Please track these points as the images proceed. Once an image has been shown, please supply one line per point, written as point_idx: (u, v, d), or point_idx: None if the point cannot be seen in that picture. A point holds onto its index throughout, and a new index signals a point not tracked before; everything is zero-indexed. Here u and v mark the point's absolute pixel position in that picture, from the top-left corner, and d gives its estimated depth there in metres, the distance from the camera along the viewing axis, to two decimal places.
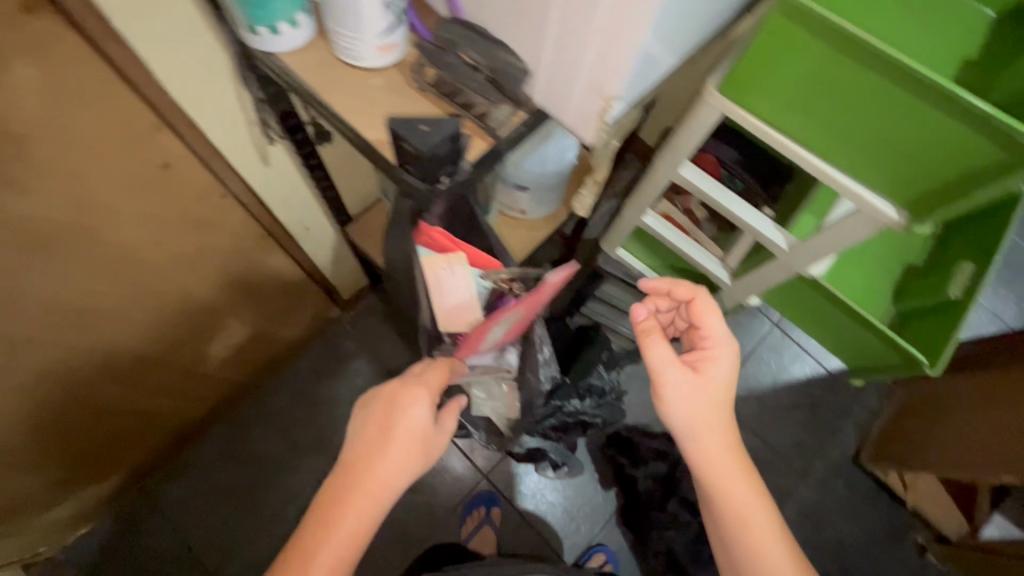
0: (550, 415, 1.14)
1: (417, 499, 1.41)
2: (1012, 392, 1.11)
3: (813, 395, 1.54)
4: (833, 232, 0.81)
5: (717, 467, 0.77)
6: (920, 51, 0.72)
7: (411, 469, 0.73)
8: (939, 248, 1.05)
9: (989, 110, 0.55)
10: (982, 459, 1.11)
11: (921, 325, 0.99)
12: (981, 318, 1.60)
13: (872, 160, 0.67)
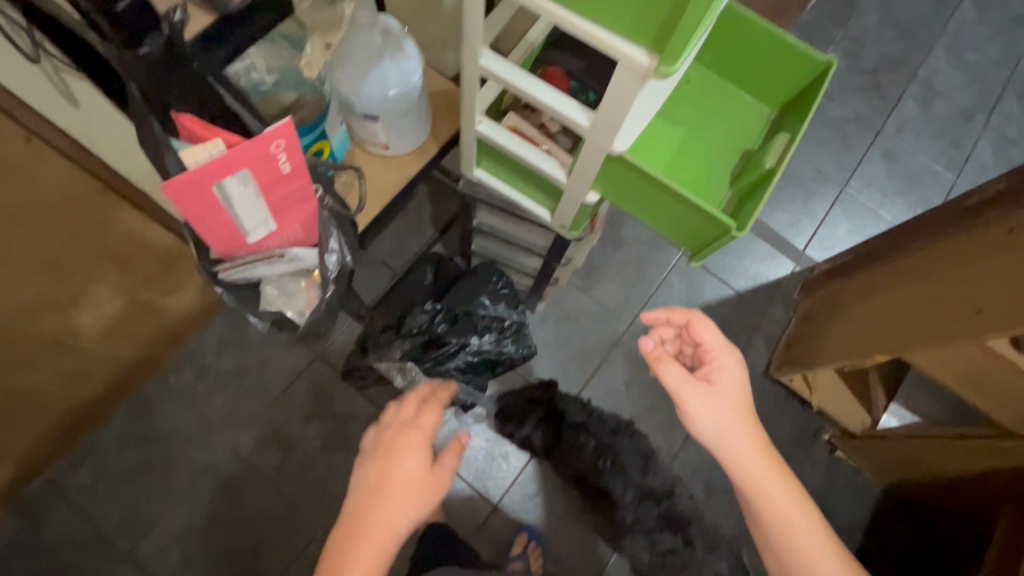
0: (450, 354, 1.18)
1: (338, 458, 1.35)
2: (890, 284, 1.21)
3: (723, 314, 1.63)
4: (611, 107, 0.61)
5: (754, 469, 0.80)
6: None
7: (417, 516, 0.73)
8: (772, 129, 0.89)
9: None
10: (863, 346, 1.20)
11: (745, 207, 0.79)
12: (855, 230, 1.79)
13: (619, 15, 0.52)
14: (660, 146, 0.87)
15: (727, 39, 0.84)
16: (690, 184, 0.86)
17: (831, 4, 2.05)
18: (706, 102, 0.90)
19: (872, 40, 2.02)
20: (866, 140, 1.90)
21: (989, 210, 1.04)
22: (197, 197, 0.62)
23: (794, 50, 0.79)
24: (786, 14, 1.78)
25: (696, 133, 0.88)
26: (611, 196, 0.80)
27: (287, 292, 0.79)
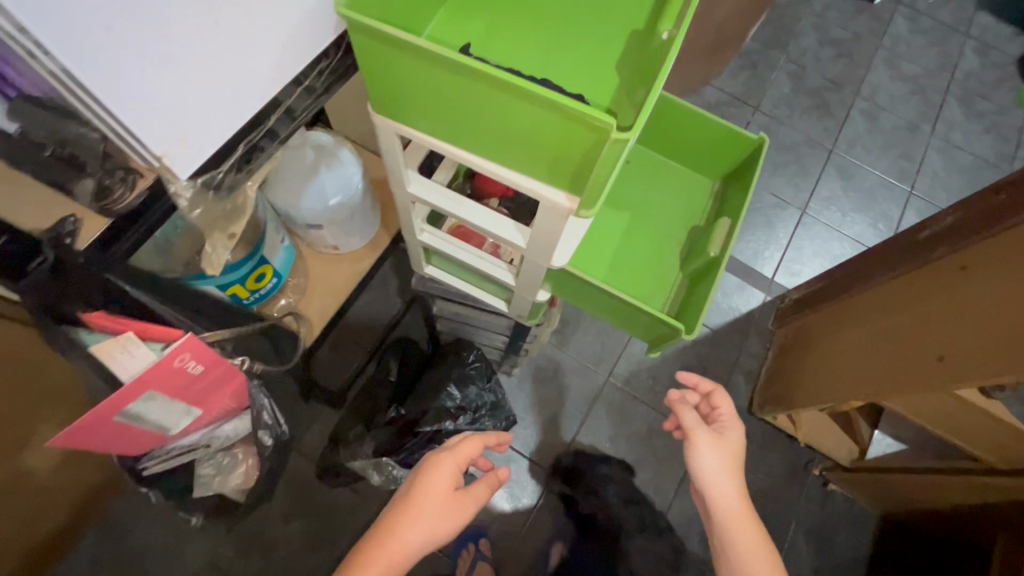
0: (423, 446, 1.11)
1: (321, 558, 1.28)
2: (859, 320, 1.21)
3: (700, 353, 1.62)
4: (543, 230, 0.59)
5: (735, 529, 0.80)
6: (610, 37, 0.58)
7: (435, 541, 0.75)
8: (717, 203, 0.89)
9: (567, 102, 0.41)
10: (839, 386, 1.20)
11: (696, 294, 0.79)
12: (819, 252, 1.81)
13: (531, 165, 0.50)
14: (608, 233, 0.87)
15: (662, 125, 0.85)
16: (640, 270, 0.85)
17: (770, 31, 2.10)
18: (649, 182, 0.90)
19: (813, 61, 2.07)
20: (820, 160, 1.93)
21: (934, 246, 1.06)
22: (102, 424, 0.63)
23: (727, 134, 0.80)
24: (729, 47, 1.81)
25: (642, 216, 0.88)
26: (566, 295, 0.80)
27: (220, 468, 0.96)
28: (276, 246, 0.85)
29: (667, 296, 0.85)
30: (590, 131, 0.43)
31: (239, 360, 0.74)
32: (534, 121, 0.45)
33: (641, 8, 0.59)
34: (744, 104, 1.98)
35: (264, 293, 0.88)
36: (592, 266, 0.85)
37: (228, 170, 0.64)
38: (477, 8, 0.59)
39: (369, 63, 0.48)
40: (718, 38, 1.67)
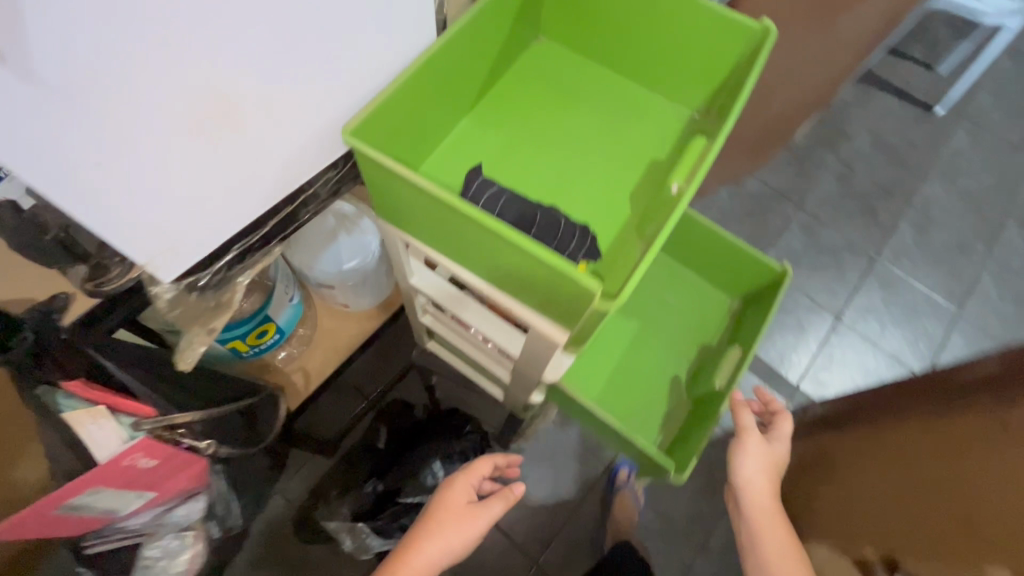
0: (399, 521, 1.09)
1: None
2: (884, 437, 1.15)
3: None
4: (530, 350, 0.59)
5: (764, 524, 0.90)
6: (629, 160, 0.65)
7: (464, 543, 0.77)
8: (733, 326, 0.88)
9: (541, 253, 0.41)
10: (862, 509, 1.12)
11: (697, 424, 0.79)
12: (852, 365, 1.71)
13: (518, 295, 0.50)
14: (613, 340, 0.87)
15: (683, 238, 0.87)
16: (638, 387, 0.86)
17: (821, 130, 2.06)
18: (665, 292, 0.90)
19: (863, 165, 2.02)
20: (861, 267, 1.86)
21: (963, 392, 1.01)
22: (42, 516, 0.60)
23: (751, 258, 0.81)
24: (774, 144, 1.79)
25: (651, 325, 0.88)
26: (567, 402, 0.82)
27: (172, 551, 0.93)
28: (282, 305, 0.86)
29: (664, 426, 0.85)
30: (573, 295, 0.43)
31: (205, 445, 0.75)
32: (520, 269, 0.45)
33: (657, 139, 0.67)
34: (786, 200, 1.94)
35: (263, 347, 0.88)
36: (591, 377, 0.86)
37: (218, 270, 0.62)
38: (502, 121, 0.68)
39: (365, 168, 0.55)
40: (764, 135, 1.66)
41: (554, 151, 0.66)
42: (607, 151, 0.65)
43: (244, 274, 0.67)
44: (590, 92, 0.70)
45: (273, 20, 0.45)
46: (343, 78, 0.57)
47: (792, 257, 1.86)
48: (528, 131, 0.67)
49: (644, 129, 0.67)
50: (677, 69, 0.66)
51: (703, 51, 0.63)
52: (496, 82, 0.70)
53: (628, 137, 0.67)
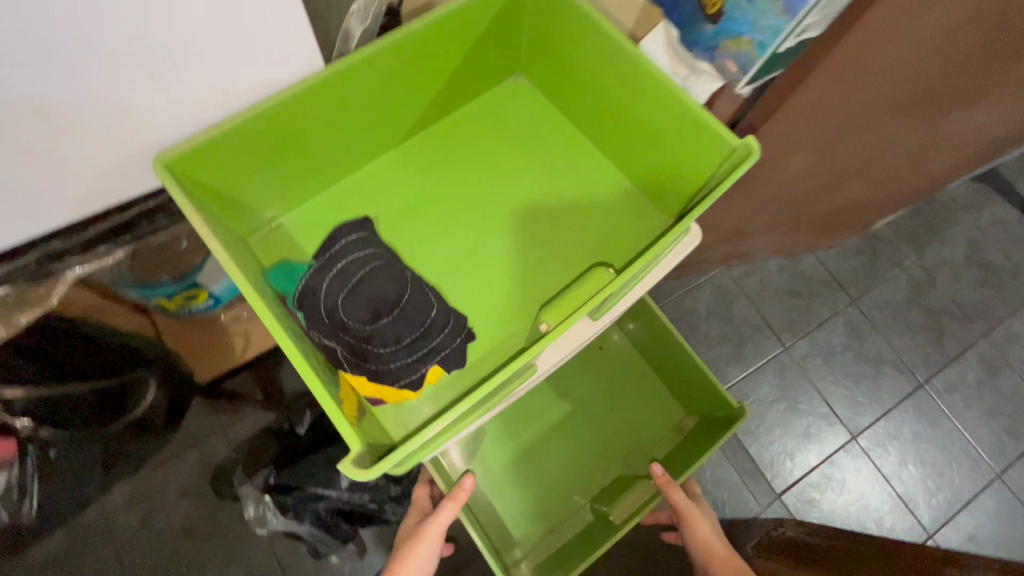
0: (291, 508, 1.08)
1: (181, 546, 1.23)
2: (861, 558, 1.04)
3: None
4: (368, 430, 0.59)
5: None
6: (563, 247, 0.74)
7: (430, 559, 0.78)
8: (671, 438, 0.92)
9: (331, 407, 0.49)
10: None
11: (580, 537, 0.85)
12: (848, 492, 1.51)
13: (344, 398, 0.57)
14: (542, 414, 0.93)
15: (654, 334, 0.91)
16: (544, 473, 0.91)
17: (913, 223, 1.75)
18: (617, 385, 0.96)
19: (950, 276, 1.72)
20: (901, 390, 1.60)
21: None
22: None
23: (714, 392, 0.84)
24: (844, 227, 1.55)
25: (585, 408, 0.94)
26: (484, 463, 0.90)
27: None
28: (218, 275, 0.83)
29: (554, 523, 0.88)
30: (347, 445, 0.50)
31: (20, 422, 0.65)
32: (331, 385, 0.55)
33: (594, 226, 0.75)
34: (842, 290, 1.68)
35: (194, 309, 0.86)
36: (506, 444, 0.91)
37: (38, 264, 0.57)
38: (453, 169, 0.77)
39: (247, 185, 0.66)
40: (832, 215, 1.42)
41: (491, 215, 0.75)
42: (532, 211, 0.75)
43: (76, 266, 0.61)
44: (543, 149, 0.78)
45: (58, 42, 0.40)
46: (196, 99, 0.52)
47: (827, 356, 1.62)
48: (470, 185, 0.76)
49: (584, 199, 0.76)
50: (638, 161, 0.74)
51: (670, 153, 0.69)
52: (459, 107, 0.79)
53: (570, 220, 0.75)
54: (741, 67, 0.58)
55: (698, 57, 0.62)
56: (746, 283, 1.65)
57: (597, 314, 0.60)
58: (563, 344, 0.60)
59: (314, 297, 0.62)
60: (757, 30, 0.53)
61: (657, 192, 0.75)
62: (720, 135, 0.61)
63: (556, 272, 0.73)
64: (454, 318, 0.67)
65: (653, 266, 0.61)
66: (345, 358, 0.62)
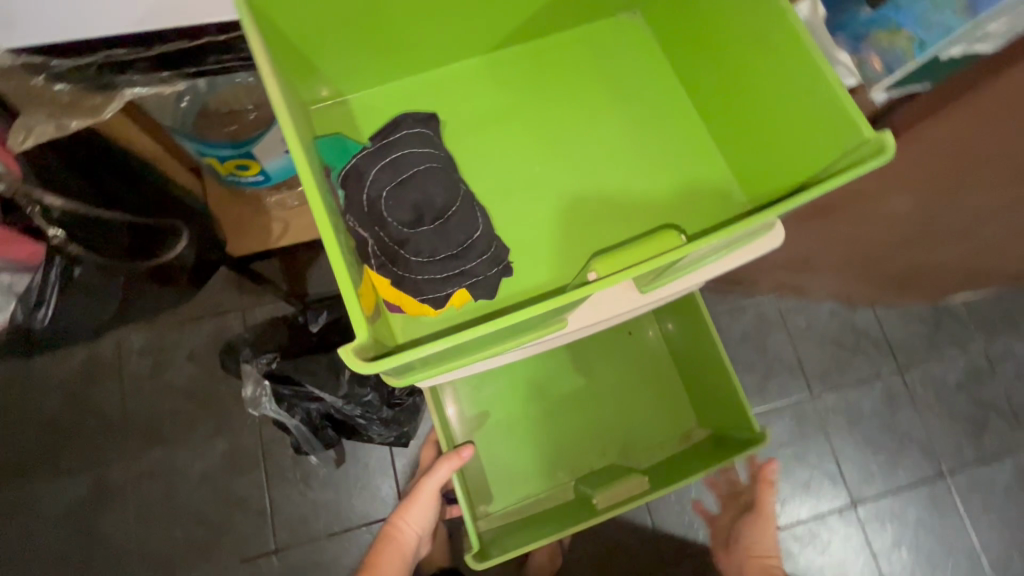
0: (285, 400, 1.10)
1: (180, 403, 1.29)
2: None
3: (625, 546, 1.32)
4: (382, 333, 0.57)
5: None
6: (627, 203, 0.69)
7: (426, 514, 0.87)
8: (675, 444, 0.89)
9: (343, 283, 0.47)
10: None
11: (556, 511, 0.84)
12: (830, 555, 1.45)
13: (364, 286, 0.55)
14: (551, 382, 0.91)
15: (692, 335, 0.87)
16: (536, 438, 0.89)
17: (992, 307, 1.61)
18: (634, 373, 0.92)
19: (1013, 374, 1.58)
20: (920, 473, 1.51)
21: None
22: None
23: (737, 409, 0.79)
24: (915, 289, 1.43)
25: (595, 388, 0.92)
26: (481, 410, 0.90)
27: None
28: (274, 152, 0.80)
29: (534, 491, 0.87)
30: (353, 332, 0.47)
31: (51, 233, 0.63)
32: (356, 274, 0.52)
33: (664, 193, 0.70)
34: (891, 355, 1.56)
35: (243, 181, 0.85)
36: (507, 399, 0.91)
37: (104, 69, 0.58)
38: (536, 92, 0.72)
39: (324, 47, 0.64)
40: (908, 273, 1.31)
41: (560, 153, 0.70)
42: (606, 160, 0.70)
43: (138, 86, 0.61)
44: (637, 97, 0.73)
45: None
46: None
47: (852, 416, 1.53)
48: (549, 115, 0.72)
49: (668, 164, 0.71)
50: (740, 138, 0.68)
51: (781, 135, 0.63)
52: (562, 31, 0.74)
53: (642, 179, 0.70)
54: (887, 65, 0.57)
55: (840, 47, 0.60)
56: (792, 319, 1.56)
57: (649, 286, 0.56)
58: (608, 303, 0.57)
59: (361, 184, 0.63)
60: (922, 24, 0.53)
61: (751, 178, 0.68)
62: (850, 123, 0.55)
63: (611, 229, 0.68)
64: (499, 249, 0.64)
65: (726, 247, 0.56)
66: (375, 252, 0.62)
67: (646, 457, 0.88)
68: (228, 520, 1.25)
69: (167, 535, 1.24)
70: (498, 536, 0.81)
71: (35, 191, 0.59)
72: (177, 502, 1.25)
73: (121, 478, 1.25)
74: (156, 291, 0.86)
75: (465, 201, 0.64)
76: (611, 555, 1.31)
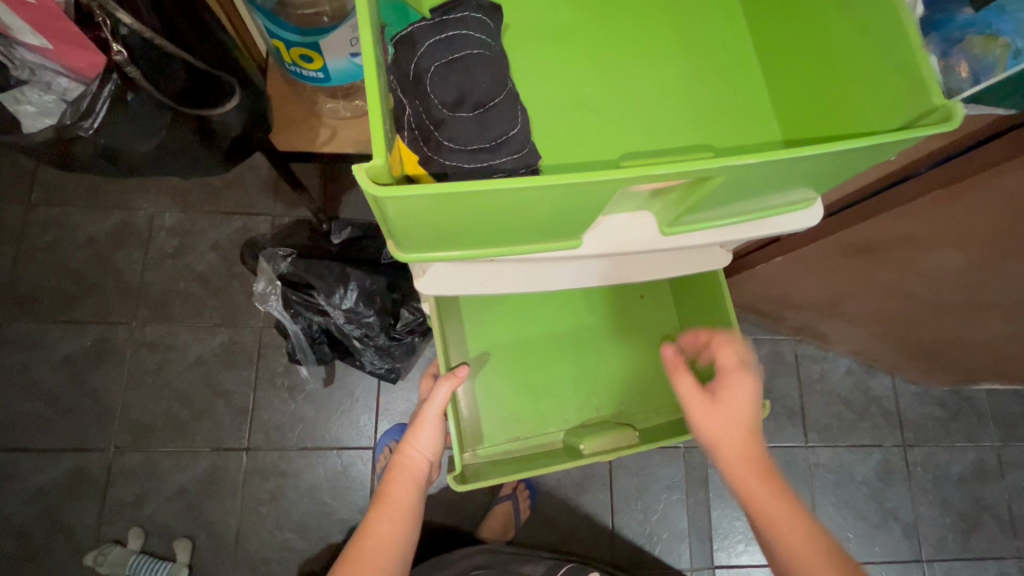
0: (293, 304, 1.11)
1: (192, 287, 1.33)
2: None
3: (578, 535, 1.30)
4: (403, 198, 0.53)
5: None
6: (658, 120, 0.62)
7: (434, 440, 0.79)
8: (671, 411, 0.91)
9: (372, 110, 0.44)
10: None
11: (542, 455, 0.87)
12: None
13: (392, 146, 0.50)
14: (554, 327, 0.92)
15: (703, 307, 0.87)
16: (532, 383, 0.91)
17: (1013, 407, 1.54)
18: (636, 339, 0.93)
19: (1021, 482, 1.50)
20: (896, 552, 1.45)
21: None
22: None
23: None
24: (938, 365, 1.37)
25: (600, 348, 0.93)
26: (482, 346, 0.91)
27: (47, 116, 0.70)
28: (338, 51, 0.81)
29: (522, 434, 0.90)
30: (369, 155, 0.43)
31: (115, 49, 0.65)
32: (386, 127, 0.47)
33: (702, 119, 0.62)
34: (896, 426, 1.51)
35: (303, 74, 0.85)
36: (504, 338, 0.91)
37: None
38: (610, 6, 0.65)
39: None
40: (938, 345, 1.25)
41: (608, 56, 0.63)
42: (655, 78, 0.63)
43: None
44: (707, 21, 0.66)
45: None
46: None
47: (841, 477, 1.47)
48: (613, 23, 0.65)
49: (721, 97, 0.63)
50: (805, 88, 0.59)
51: (846, 90, 0.55)
52: None
53: (685, 101, 0.62)
54: (975, 74, 0.54)
55: (928, 49, 0.57)
56: (806, 366, 1.51)
57: (672, 227, 0.56)
58: (633, 236, 0.58)
59: (412, 48, 0.53)
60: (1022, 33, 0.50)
61: (803, 129, 0.60)
62: (921, 87, 0.47)
63: (634, 145, 0.61)
64: (530, 152, 0.54)
65: (778, 188, 0.53)
66: (409, 124, 0.52)
67: (640, 420, 0.91)
68: (210, 407, 1.29)
69: (151, 406, 1.28)
70: (482, 467, 0.85)
71: (113, 6, 0.61)
72: (167, 377, 1.29)
73: (123, 342, 1.30)
74: (196, 152, 0.85)
75: (511, 89, 0.54)
76: (562, 544, 1.29)
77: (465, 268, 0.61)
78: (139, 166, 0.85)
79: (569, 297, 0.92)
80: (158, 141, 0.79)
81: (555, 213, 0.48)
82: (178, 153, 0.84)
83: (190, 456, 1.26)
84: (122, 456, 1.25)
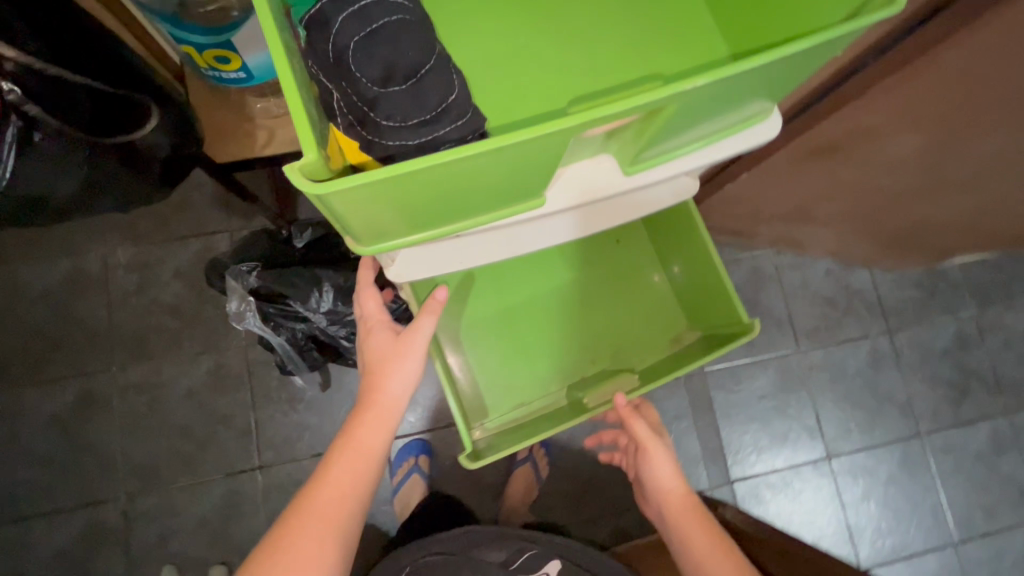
0: (269, 317, 1.08)
1: (164, 321, 1.28)
2: None
3: (598, 481, 1.33)
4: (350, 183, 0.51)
5: None
6: (600, 56, 0.59)
7: (412, 375, 0.75)
8: (665, 345, 0.92)
9: (293, 104, 0.41)
10: None
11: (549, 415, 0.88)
12: (803, 510, 1.46)
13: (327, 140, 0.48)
14: (536, 289, 0.92)
15: (678, 238, 0.87)
16: (526, 349, 0.91)
17: (986, 275, 1.59)
18: (619, 281, 0.93)
19: (1001, 343, 1.58)
20: (896, 432, 1.52)
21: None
22: None
23: (726, 300, 0.81)
24: (911, 249, 1.41)
25: (586, 299, 0.93)
26: (470, 323, 0.90)
27: None
28: (258, 46, 0.75)
29: (526, 399, 0.91)
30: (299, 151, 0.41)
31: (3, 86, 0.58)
32: (315, 120, 0.45)
33: (645, 46, 0.60)
34: (879, 316, 1.56)
35: (223, 77, 0.80)
36: (490, 309, 0.91)
37: None
38: None
39: None
40: (909, 230, 1.28)
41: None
42: (590, 12, 0.60)
43: None
44: None
45: None
46: None
47: (836, 373, 1.53)
48: None
49: (659, 19, 0.61)
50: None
51: None
52: None
53: (623, 31, 0.60)
54: None
55: None
56: (788, 275, 1.53)
57: (634, 165, 0.55)
58: (595, 183, 0.57)
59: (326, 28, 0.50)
60: None
61: (748, 37, 0.58)
62: None
63: (581, 87, 0.58)
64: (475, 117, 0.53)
65: (728, 109, 0.52)
66: (342, 112, 0.50)
67: (637, 360, 0.92)
68: (212, 435, 1.27)
69: (153, 446, 1.26)
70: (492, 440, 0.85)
71: None
72: (162, 415, 1.27)
73: (107, 389, 1.26)
74: (124, 179, 0.81)
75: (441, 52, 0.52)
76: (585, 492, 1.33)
77: (436, 247, 0.60)
78: (72, 208, 0.81)
79: (547, 256, 0.91)
80: (80, 178, 0.75)
81: (511, 175, 0.46)
82: (106, 185, 0.80)
83: (204, 485, 1.25)
84: (136, 500, 1.24)
